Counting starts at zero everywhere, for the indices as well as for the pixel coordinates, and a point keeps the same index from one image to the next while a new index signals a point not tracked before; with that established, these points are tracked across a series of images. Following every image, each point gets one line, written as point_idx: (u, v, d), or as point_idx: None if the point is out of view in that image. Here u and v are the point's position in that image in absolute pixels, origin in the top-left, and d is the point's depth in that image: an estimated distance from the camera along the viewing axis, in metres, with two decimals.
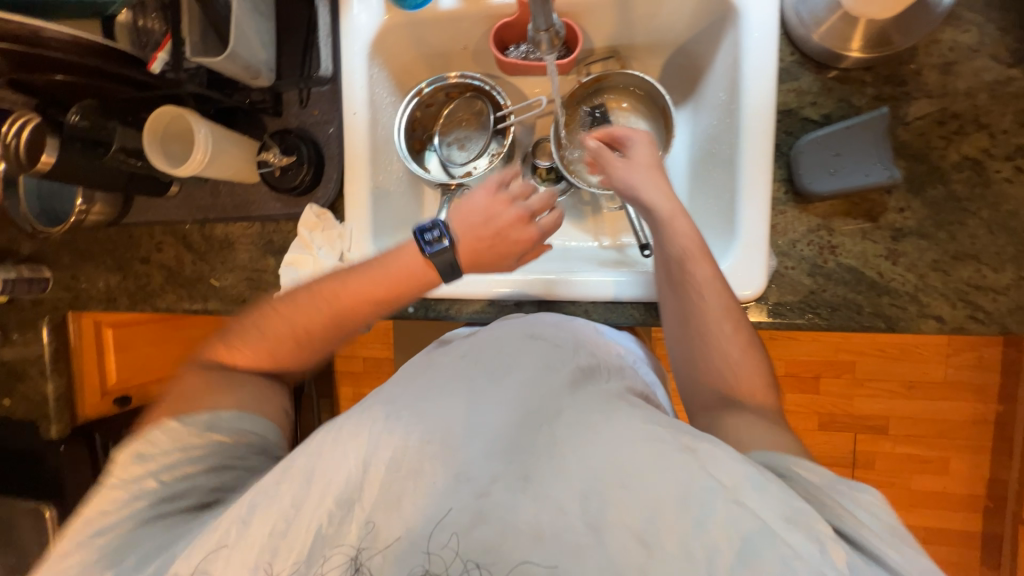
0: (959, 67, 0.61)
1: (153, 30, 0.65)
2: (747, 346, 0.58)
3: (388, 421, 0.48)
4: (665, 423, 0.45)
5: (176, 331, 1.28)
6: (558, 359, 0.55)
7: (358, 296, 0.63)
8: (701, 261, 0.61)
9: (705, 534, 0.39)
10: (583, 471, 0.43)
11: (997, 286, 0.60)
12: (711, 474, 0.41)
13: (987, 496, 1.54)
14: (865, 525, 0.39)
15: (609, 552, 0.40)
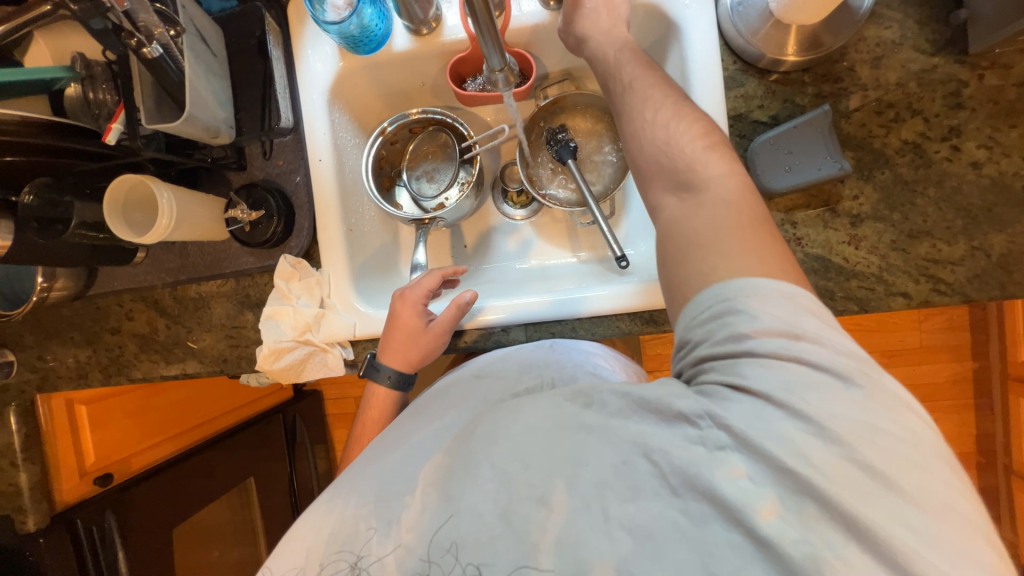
0: (887, 61, 0.65)
1: (104, 99, 0.62)
2: (698, 125, 0.53)
3: (340, 491, 0.53)
4: (567, 395, 0.45)
5: (154, 398, 1.23)
6: (494, 393, 0.60)
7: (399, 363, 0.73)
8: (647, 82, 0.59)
9: (594, 475, 0.40)
10: (490, 459, 0.45)
11: (954, 258, 0.64)
12: (601, 429, 0.42)
13: (977, 452, 1.59)
14: (750, 373, 0.38)
15: (520, 529, 0.41)
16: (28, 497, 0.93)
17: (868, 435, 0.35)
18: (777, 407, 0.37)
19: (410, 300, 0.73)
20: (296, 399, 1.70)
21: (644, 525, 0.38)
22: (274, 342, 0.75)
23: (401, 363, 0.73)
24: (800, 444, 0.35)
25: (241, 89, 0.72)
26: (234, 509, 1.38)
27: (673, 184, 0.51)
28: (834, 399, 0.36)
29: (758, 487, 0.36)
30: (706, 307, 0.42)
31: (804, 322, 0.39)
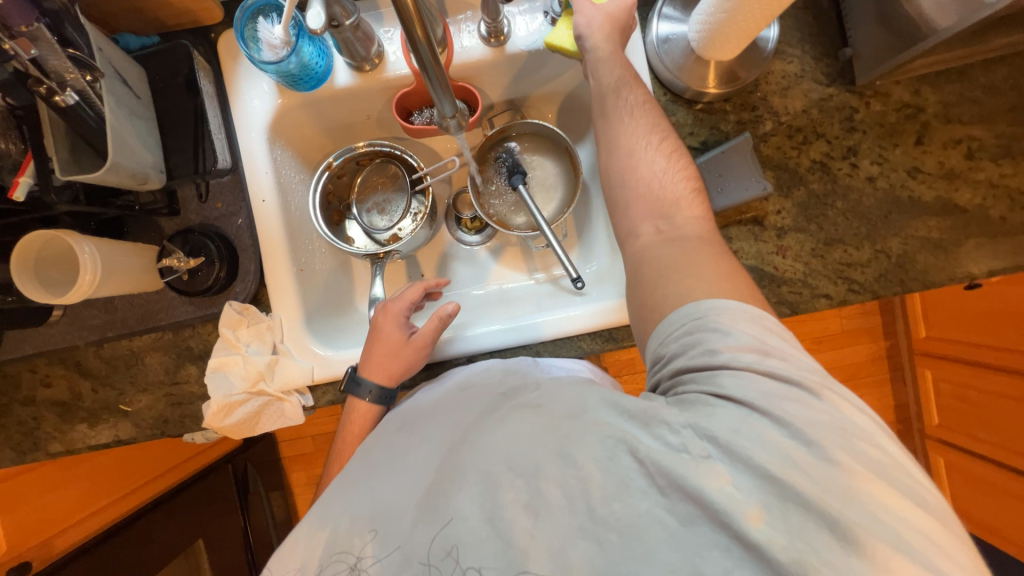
0: (793, 91, 0.73)
1: (7, 150, 0.55)
2: (675, 155, 0.60)
3: (330, 505, 0.56)
4: (557, 408, 0.52)
5: (74, 469, 1.10)
6: (478, 396, 0.62)
7: (381, 375, 0.71)
8: (635, 88, 0.63)
9: (576, 473, 0.46)
10: (477, 467, 0.50)
11: (862, 261, 0.73)
12: (585, 430, 0.47)
13: (897, 420, 1.79)
14: (725, 380, 0.44)
15: (505, 533, 0.46)
16: None
17: (835, 435, 0.41)
18: (754, 411, 0.43)
19: (392, 313, 0.73)
20: (246, 446, 1.58)
21: (629, 517, 0.43)
22: (223, 397, 0.70)
23: (382, 378, 0.71)
24: (781, 447, 0.41)
25: (170, 130, 0.67)
26: None
27: (649, 209, 0.58)
28: (804, 406, 0.42)
29: (740, 488, 0.40)
30: (682, 326, 0.49)
31: (768, 343, 0.46)
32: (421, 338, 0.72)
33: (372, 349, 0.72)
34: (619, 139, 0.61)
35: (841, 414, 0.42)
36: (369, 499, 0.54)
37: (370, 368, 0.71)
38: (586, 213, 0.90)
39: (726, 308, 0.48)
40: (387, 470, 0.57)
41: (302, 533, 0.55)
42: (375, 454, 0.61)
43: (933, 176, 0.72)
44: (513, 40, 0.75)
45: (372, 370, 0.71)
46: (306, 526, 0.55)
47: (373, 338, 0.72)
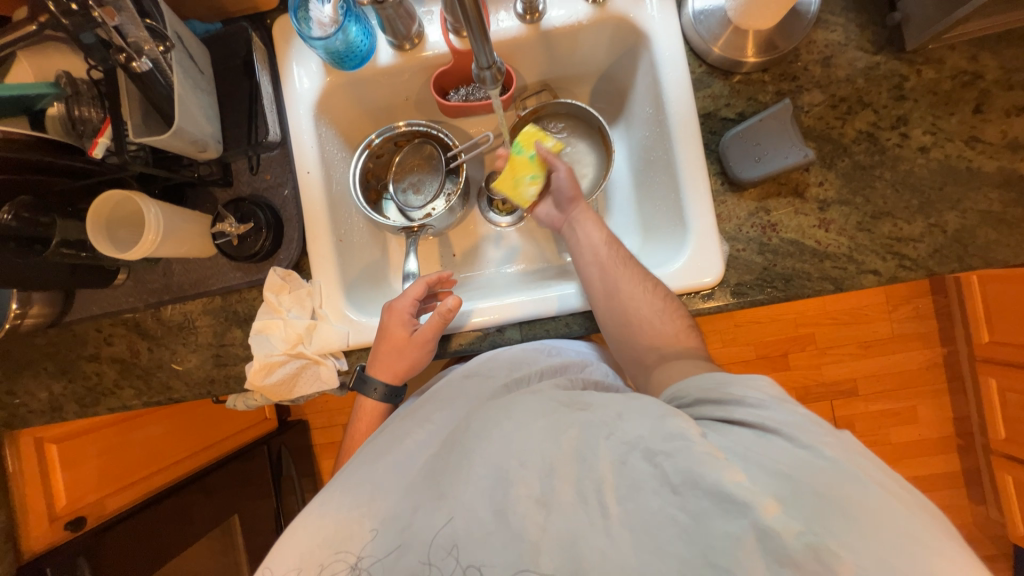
0: (836, 60, 0.71)
1: (88, 116, 0.61)
2: (666, 297, 0.69)
3: (329, 494, 0.56)
4: (562, 403, 0.54)
5: (128, 436, 1.16)
6: (486, 385, 0.65)
7: (387, 370, 0.74)
8: (615, 245, 0.74)
9: (590, 472, 0.46)
10: (484, 456, 0.50)
11: (914, 235, 0.69)
12: (594, 425, 0.49)
13: (957, 434, 1.66)
14: (739, 411, 0.47)
15: (516, 527, 0.46)
16: None
17: (840, 450, 0.43)
18: (767, 432, 0.45)
19: (396, 311, 0.74)
20: (281, 430, 1.65)
21: (642, 518, 0.43)
22: (266, 356, 0.73)
23: (388, 374, 0.74)
24: (793, 455, 0.42)
25: (227, 106, 0.73)
26: (217, 553, 1.29)
27: (653, 341, 0.67)
28: (810, 428, 0.45)
29: (753, 484, 0.41)
30: (708, 381, 0.52)
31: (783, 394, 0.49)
32: (421, 339, 0.73)
33: (377, 346, 0.74)
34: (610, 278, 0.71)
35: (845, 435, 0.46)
36: (374, 490, 0.54)
37: (377, 364, 0.74)
38: (619, 197, 0.90)
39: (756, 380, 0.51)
40: (398, 449, 0.59)
41: (305, 522, 0.54)
42: (377, 443, 0.62)
43: (994, 146, 0.67)
44: (549, 18, 0.77)
45: (379, 367, 0.74)
46: (309, 515, 0.54)
47: (377, 336, 0.74)
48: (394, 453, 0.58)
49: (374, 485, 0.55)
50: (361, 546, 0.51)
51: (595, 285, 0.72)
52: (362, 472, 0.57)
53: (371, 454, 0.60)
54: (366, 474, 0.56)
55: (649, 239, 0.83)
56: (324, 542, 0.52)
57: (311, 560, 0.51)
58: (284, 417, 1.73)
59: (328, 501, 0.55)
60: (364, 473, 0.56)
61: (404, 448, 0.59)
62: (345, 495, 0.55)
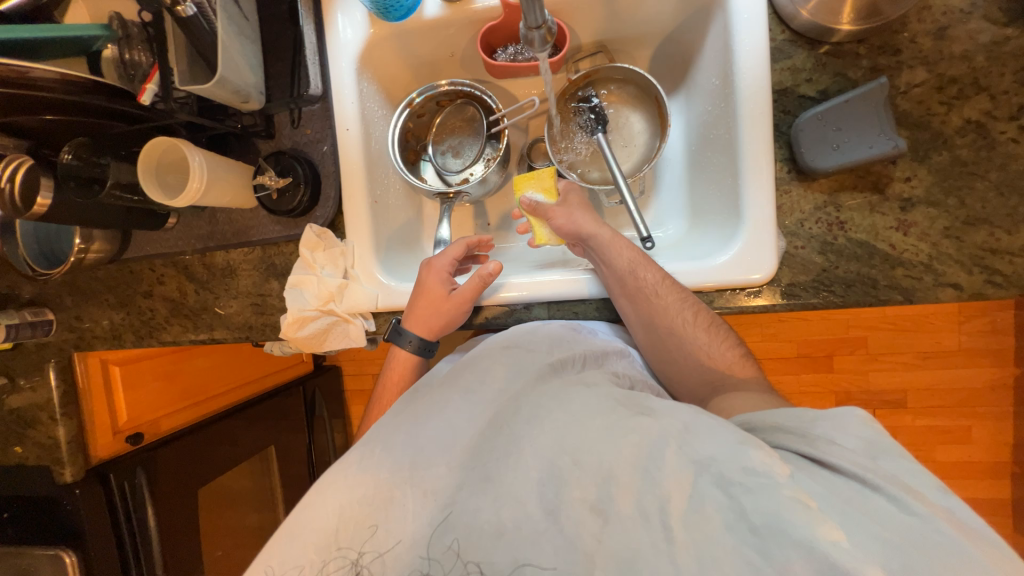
0: (953, 31, 0.60)
1: (139, 60, 0.62)
2: (714, 327, 0.66)
3: (364, 455, 0.57)
4: (625, 403, 0.55)
5: (181, 365, 1.27)
6: (528, 361, 0.64)
7: (421, 326, 0.73)
8: (648, 268, 0.67)
9: (655, 489, 0.47)
10: (539, 451, 0.53)
11: (1012, 248, 0.59)
12: (661, 436, 0.49)
13: (1013, 461, 1.53)
14: (827, 449, 0.47)
15: (571, 532, 0.48)
16: (66, 452, 0.98)
17: (944, 514, 0.42)
18: (865, 486, 0.44)
19: (435, 268, 0.74)
20: (315, 374, 1.75)
21: (709, 546, 0.43)
22: (299, 311, 0.75)
23: (423, 330, 0.73)
24: (892, 516, 0.42)
25: (271, 56, 0.71)
26: (256, 477, 1.44)
27: (701, 379, 0.66)
28: (912, 490, 0.43)
29: (851, 544, 0.40)
30: (789, 418, 0.52)
31: (879, 443, 0.48)
32: (460, 298, 0.72)
33: (413, 302, 0.74)
34: (647, 303, 0.66)
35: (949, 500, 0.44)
36: (404, 467, 0.55)
37: (411, 319, 0.74)
38: (670, 176, 0.84)
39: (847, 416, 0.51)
40: (437, 419, 0.59)
41: (331, 490, 0.55)
42: (420, 409, 0.61)
43: None
44: None
45: (414, 322, 0.73)
46: (333, 485, 0.56)
47: (415, 291, 0.74)
48: (435, 426, 0.58)
49: (408, 461, 0.56)
50: (378, 529, 0.52)
51: (630, 319, 0.68)
52: (401, 440, 0.57)
53: (411, 422, 0.59)
54: (407, 444, 0.57)
55: (696, 226, 0.77)
56: (347, 514, 0.54)
57: (328, 527, 0.53)
58: (319, 361, 1.83)
59: (365, 467, 0.56)
60: (410, 443, 0.57)
61: (448, 420, 0.58)
62: (377, 467, 0.56)
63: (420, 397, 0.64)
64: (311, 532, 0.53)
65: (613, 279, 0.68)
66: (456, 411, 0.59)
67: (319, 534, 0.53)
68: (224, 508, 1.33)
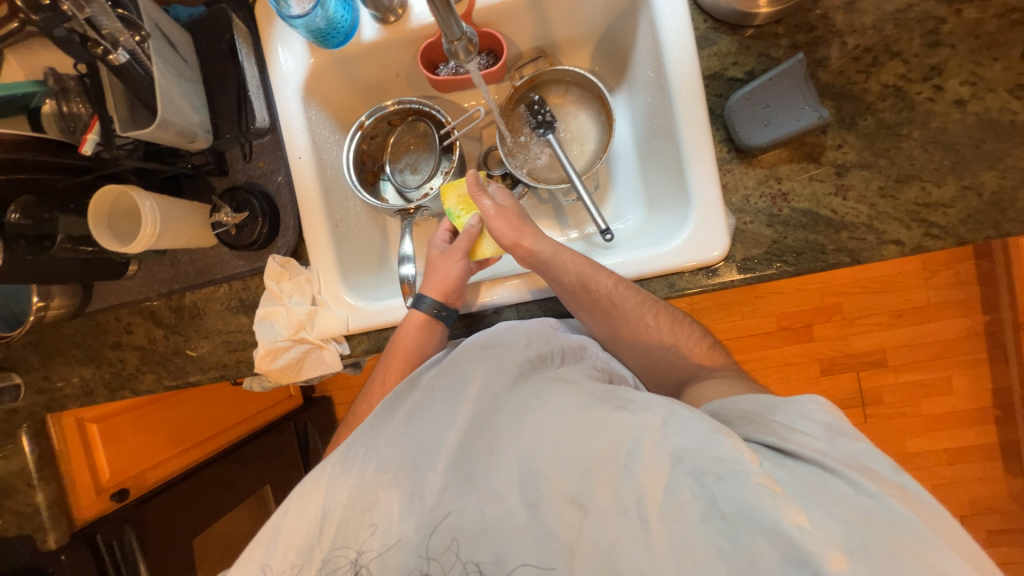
0: (861, 4, 0.63)
1: (78, 111, 0.62)
2: (679, 325, 0.72)
3: (349, 459, 0.59)
4: (601, 398, 0.58)
5: (162, 414, 1.24)
6: (507, 358, 0.63)
7: (433, 285, 0.74)
8: (599, 276, 0.69)
9: (632, 483, 0.50)
10: (522, 449, 0.55)
11: (944, 200, 0.63)
12: (633, 430, 0.53)
13: (995, 405, 1.57)
14: (789, 436, 0.50)
15: (551, 527, 0.51)
16: (47, 518, 0.95)
17: (898, 492, 0.45)
18: (824, 471, 0.47)
19: (433, 240, 0.81)
20: (305, 406, 1.72)
21: (685, 536, 0.46)
22: (269, 342, 0.75)
23: (436, 289, 0.74)
24: (852, 501, 0.44)
25: (214, 94, 0.72)
26: (254, 519, 1.41)
27: (674, 378, 0.72)
28: (871, 476, 0.46)
29: (816, 525, 0.43)
30: (751, 409, 0.56)
31: (838, 428, 0.51)
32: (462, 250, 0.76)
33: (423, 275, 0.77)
34: (602, 311, 0.69)
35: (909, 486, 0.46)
36: (390, 471, 0.56)
37: (426, 287, 0.75)
38: (623, 169, 0.86)
39: (806, 405, 0.54)
40: (421, 421, 0.60)
41: (318, 492, 0.57)
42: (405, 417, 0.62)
43: None
44: None
45: (429, 288, 0.75)
46: (319, 487, 0.57)
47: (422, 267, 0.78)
48: (416, 432, 0.59)
49: (394, 465, 0.57)
50: (370, 529, 0.54)
51: (594, 328, 0.72)
52: (388, 444, 0.59)
53: (396, 429, 0.60)
54: (392, 451, 0.58)
55: (654, 213, 0.79)
56: (336, 517, 0.55)
57: (319, 529, 0.55)
58: (308, 393, 1.80)
59: (349, 469, 0.58)
60: (395, 449, 0.58)
61: (431, 425, 0.59)
62: (364, 471, 0.57)
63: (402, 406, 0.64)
64: (302, 535, 0.55)
65: (566, 291, 0.70)
66: (439, 408, 0.61)
67: (308, 535, 0.55)
68: (224, 555, 1.30)
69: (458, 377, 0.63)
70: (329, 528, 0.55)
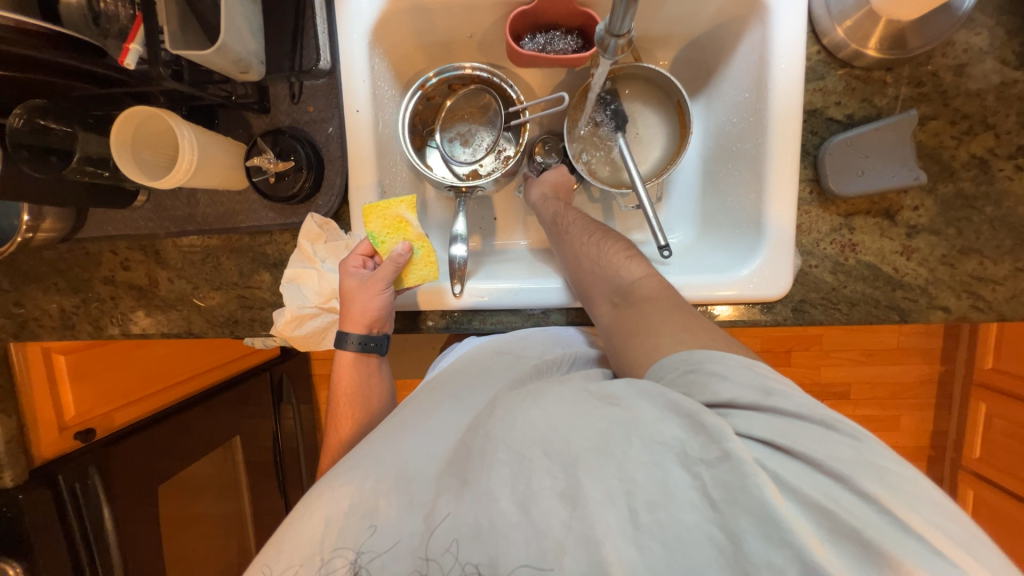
0: (971, 69, 0.63)
1: (115, 10, 0.52)
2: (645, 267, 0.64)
3: (349, 466, 0.54)
4: (590, 391, 0.50)
5: (135, 352, 1.14)
6: (513, 364, 0.64)
7: (351, 322, 0.68)
8: (606, 245, 0.67)
9: (623, 474, 0.42)
10: (508, 443, 0.47)
11: (996, 277, 0.65)
12: (627, 422, 0.44)
13: (930, 445, 1.74)
14: (735, 411, 0.43)
15: (540, 524, 0.42)
16: (4, 453, 0.87)
17: (844, 454, 0.39)
18: (777, 450, 0.40)
19: (345, 268, 0.68)
20: (283, 358, 1.65)
21: (674, 529, 0.39)
22: (297, 308, 0.70)
23: (358, 327, 0.69)
24: (830, 490, 0.38)
25: (271, 19, 0.63)
26: (220, 469, 1.35)
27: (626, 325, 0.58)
28: (826, 440, 0.40)
29: (798, 515, 0.37)
30: (681, 364, 0.48)
31: (769, 380, 0.45)
32: (353, 298, 0.67)
33: (343, 303, 0.68)
34: (581, 257, 0.67)
35: (861, 442, 0.40)
36: (383, 469, 0.52)
37: (344, 319, 0.69)
38: (683, 183, 0.83)
39: (726, 360, 0.47)
40: (425, 428, 0.57)
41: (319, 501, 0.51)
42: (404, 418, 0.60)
43: None
44: None
45: (344, 322, 0.69)
46: (321, 497, 0.52)
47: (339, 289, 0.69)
48: (410, 429, 0.57)
49: (389, 465, 0.52)
50: (368, 539, 0.47)
51: (581, 291, 0.66)
52: (384, 445, 0.55)
53: (389, 431, 0.58)
54: (389, 454, 0.54)
55: (710, 234, 0.77)
56: (338, 523, 0.49)
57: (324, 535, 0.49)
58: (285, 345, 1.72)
59: (345, 469, 0.54)
60: (388, 452, 0.54)
61: (436, 428, 0.57)
62: (357, 472, 0.52)
63: (402, 408, 0.64)
64: (297, 544, 0.49)
65: (568, 253, 0.70)
66: (446, 410, 0.60)
67: (301, 542, 0.49)
68: (189, 501, 1.25)
69: (468, 376, 0.65)
70: (331, 540, 0.49)
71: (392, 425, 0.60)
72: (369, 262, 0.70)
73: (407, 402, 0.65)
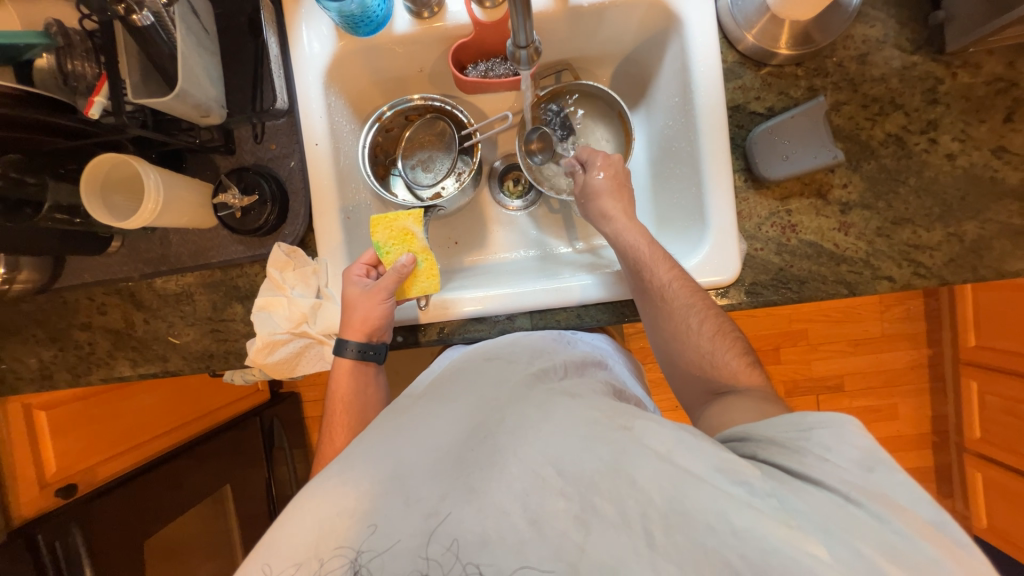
0: (872, 57, 0.69)
1: (82, 70, 0.58)
2: (722, 335, 0.65)
3: (349, 463, 0.53)
4: (606, 412, 0.52)
5: (119, 403, 1.15)
6: (512, 371, 0.62)
7: (351, 328, 0.71)
8: (656, 268, 0.68)
9: (634, 492, 0.45)
10: (520, 459, 0.49)
11: (932, 243, 0.68)
12: (630, 446, 0.47)
13: (933, 431, 1.73)
14: (815, 466, 0.44)
15: (553, 540, 0.45)
16: None
17: (882, 542, 0.39)
18: (831, 494, 0.42)
19: (349, 277, 0.72)
20: (273, 402, 1.64)
21: (693, 551, 0.42)
22: (268, 334, 0.71)
23: (358, 333, 0.72)
24: (867, 533, 0.40)
25: (229, 68, 0.68)
26: (209, 520, 1.30)
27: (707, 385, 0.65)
28: (889, 502, 0.41)
29: (833, 553, 0.39)
30: (794, 423, 0.48)
31: (874, 452, 0.44)
32: (357, 305, 0.70)
33: (347, 308, 0.71)
34: (657, 304, 0.67)
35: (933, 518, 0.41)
36: (385, 472, 0.51)
37: (347, 326, 0.72)
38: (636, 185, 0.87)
39: (839, 425, 0.46)
40: (422, 431, 0.54)
41: (313, 504, 0.50)
42: (396, 419, 0.58)
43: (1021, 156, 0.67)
44: None
45: (347, 328, 0.72)
46: (316, 499, 0.50)
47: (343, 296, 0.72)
48: (401, 430, 0.55)
49: (390, 468, 0.51)
50: (366, 535, 0.47)
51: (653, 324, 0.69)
52: (383, 447, 0.53)
53: (378, 433, 0.56)
54: (387, 457, 0.52)
55: (663, 230, 0.81)
56: (334, 525, 0.49)
57: (323, 532, 0.48)
58: (275, 389, 1.71)
59: (346, 471, 0.52)
60: (387, 455, 0.52)
61: (434, 419, 0.56)
62: (363, 475, 0.51)
63: (390, 409, 0.62)
64: (298, 541, 0.48)
65: (636, 282, 0.70)
66: (443, 405, 0.58)
67: (299, 539, 0.49)
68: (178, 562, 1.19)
69: (466, 378, 0.62)
70: (330, 542, 0.48)
71: (389, 429, 0.56)
72: (372, 271, 0.74)
73: (400, 403, 0.63)
